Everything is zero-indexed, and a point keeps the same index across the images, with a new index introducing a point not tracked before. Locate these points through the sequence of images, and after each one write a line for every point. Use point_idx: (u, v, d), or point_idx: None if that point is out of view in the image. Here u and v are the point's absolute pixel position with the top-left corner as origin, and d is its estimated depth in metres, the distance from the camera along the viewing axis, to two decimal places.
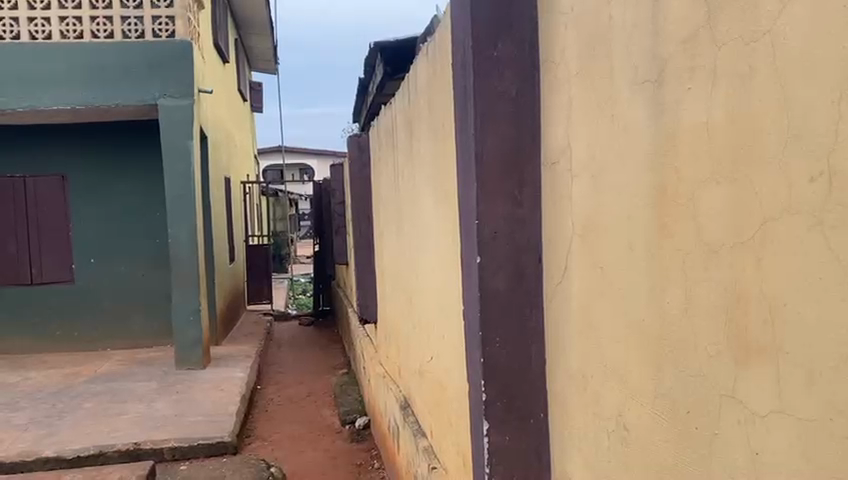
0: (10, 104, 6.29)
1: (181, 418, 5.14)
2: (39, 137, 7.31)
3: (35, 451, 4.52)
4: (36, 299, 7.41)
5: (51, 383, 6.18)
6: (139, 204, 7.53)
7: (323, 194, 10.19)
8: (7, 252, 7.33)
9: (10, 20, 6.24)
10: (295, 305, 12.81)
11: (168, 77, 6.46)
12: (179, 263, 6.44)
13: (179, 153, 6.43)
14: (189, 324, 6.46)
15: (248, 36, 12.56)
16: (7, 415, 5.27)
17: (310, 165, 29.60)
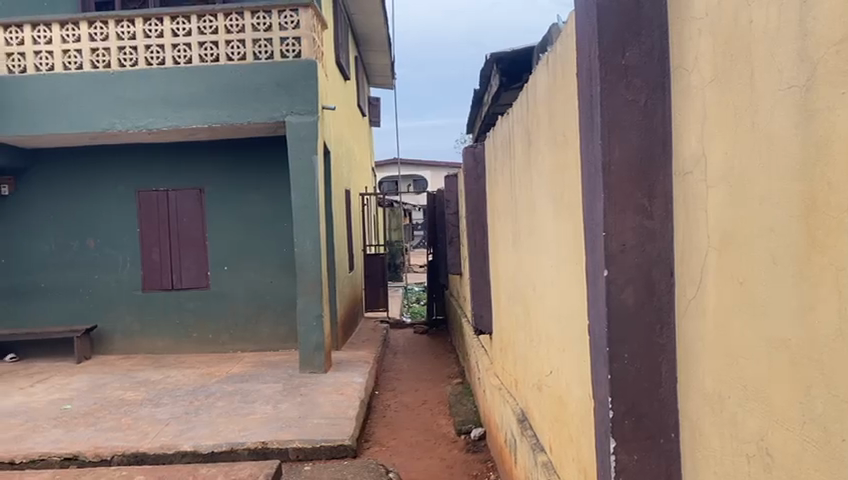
0: (156, 124, 6.89)
1: (304, 419, 5.37)
2: (180, 154, 7.92)
3: (175, 445, 4.90)
4: (176, 303, 8.02)
5: (189, 381, 6.66)
6: (267, 216, 7.97)
7: (437, 204, 10.31)
8: (152, 259, 8.01)
9: (157, 47, 6.85)
10: (410, 313, 13.02)
11: (295, 95, 6.80)
12: (304, 271, 6.77)
13: (303, 167, 6.75)
14: (313, 329, 6.75)
15: (366, 53, 13.00)
16: (151, 410, 5.74)
17: (424, 176, 30.17)
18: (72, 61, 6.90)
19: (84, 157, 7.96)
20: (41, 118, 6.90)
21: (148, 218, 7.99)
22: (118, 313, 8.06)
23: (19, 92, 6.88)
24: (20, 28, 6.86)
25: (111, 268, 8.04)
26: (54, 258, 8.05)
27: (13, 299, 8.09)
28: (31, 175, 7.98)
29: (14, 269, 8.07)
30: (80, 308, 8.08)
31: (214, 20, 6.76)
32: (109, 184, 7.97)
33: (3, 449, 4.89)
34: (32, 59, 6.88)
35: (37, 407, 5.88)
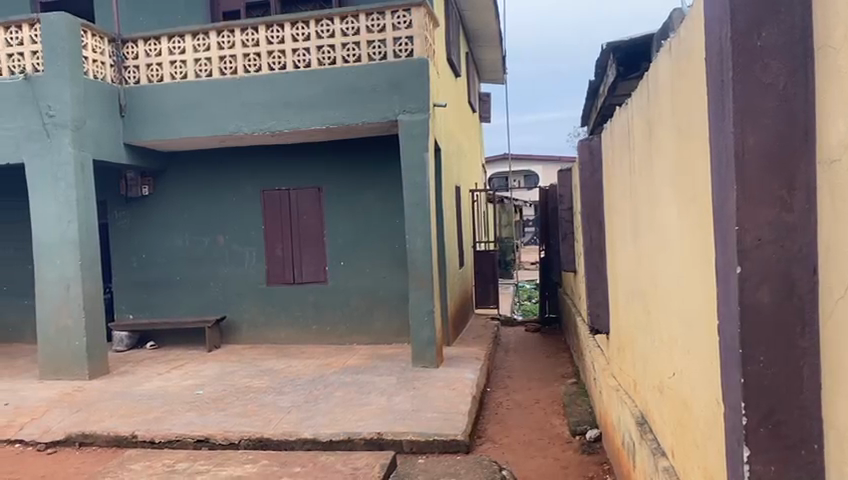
0: (277, 126, 7.22)
1: (418, 413, 5.45)
2: (300, 154, 8.28)
3: (296, 432, 5.13)
4: (296, 296, 8.40)
5: (308, 371, 6.94)
6: (381, 213, 8.16)
7: (550, 200, 10.11)
8: (275, 255, 8.43)
9: (278, 52, 7.19)
10: (522, 311, 12.88)
11: (407, 94, 6.89)
12: (416, 267, 6.87)
13: (416, 164, 6.84)
14: (425, 325, 6.83)
15: (477, 49, 12.96)
16: (275, 398, 6.03)
17: (535, 172, 29.73)
18: (203, 70, 7.38)
19: (214, 157, 8.50)
20: (175, 123, 7.42)
21: (271, 216, 8.42)
22: (244, 305, 8.55)
23: (156, 100, 7.43)
24: (158, 40, 7.46)
25: (237, 263, 8.54)
26: (188, 253, 8.65)
27: (152, 290, 8.77)
28: (168, 176, 8.62)
29: (153, 262, 8.74)
30: (210, 299, 8.64)
31: (331, 23, 7.02)
32: (236, 184, 8.46)
33: (144, 429, 5.34)
34: (168, 68, 7.44)
35: (174, 391, 6.35)
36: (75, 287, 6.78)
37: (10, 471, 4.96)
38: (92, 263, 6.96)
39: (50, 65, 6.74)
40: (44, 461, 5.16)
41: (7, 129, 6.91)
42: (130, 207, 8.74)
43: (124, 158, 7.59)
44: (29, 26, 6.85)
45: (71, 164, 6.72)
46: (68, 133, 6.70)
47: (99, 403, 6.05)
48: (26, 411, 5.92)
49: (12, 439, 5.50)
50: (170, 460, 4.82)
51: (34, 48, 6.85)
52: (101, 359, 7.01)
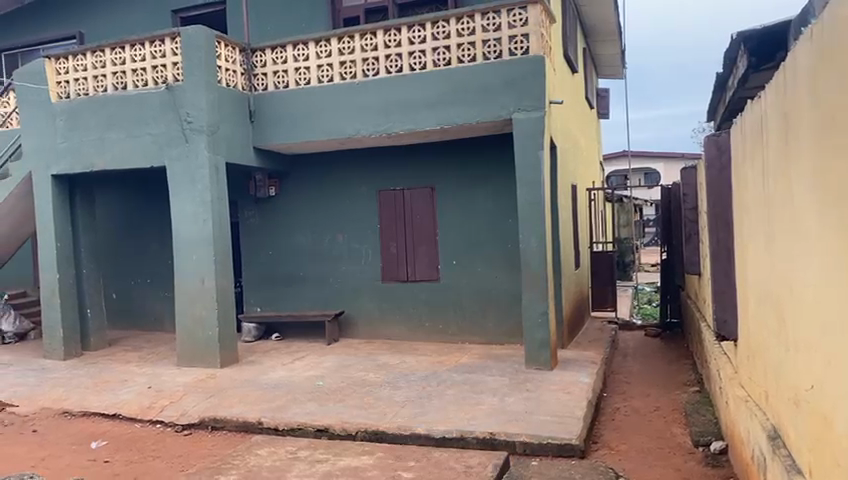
0: (394, 127, 7.39)
1: (531, 415, 5.39)
2: (414, 155, 8.43)
3: (410, 427, 5.24)
4: (410, 294, 8.55)
5: (422, 368, 7.06)
6: (494, 212, 8.13)
7: (672, 199, 9.66)
8: (390, 252, 8.64)
9: (396, 56, 7.36)
10: (641, 314, 12.39)
11: (522, 92, 6.82)
12: (530, 267, 6.80)
13: (531, 163, 6.76)
14: (539, 326, 6.75)
15: (595, 44, 12.58)
16: (390, 392, 6.19)
17: (656, 169, 28.47)
18: (325, 75, 7.69)
19: (333, 159, 8.83)
20: (299, 127, 7.78)
21: (387, 216, 8.64)
22: (360, 301, 8.82)
23: (281, 105, 7.84)
24: (284, 48, 7.87)
25: (355, 260, 8.83)
26: (310, 250, 9.05)
27: (277, 285, 9.26)
28: (292, 177, 9.06)
29: (277, 258, 9.23)
30: (329, 295, 8.99)
31: (447, 25, 7.10)
32: (353, 184, 8.76)
33: (270, 416, 5.67)
34: (293, 75, 7.82)
35: (296, 381, 6.68)
36: (210, 281, 7.28)
37: (152, 449, 5.43)
38: (224, 259, 7.44)
39: (189, 75, 7.28)
40: (181, 441, 5.59)
41: (151, 135, 7.54)
42: (257, 207, 9.28)
43: (253, 160, 8.05)
44: (171, 40, 7.42)
45: (206, 167, 7.24)
46: (204, 138, 7.22)
47: (229, 389, 6.47)
48: (167, 394, 6.44)
49: (154, 419, 6.02)
50: (292, 449, 5.09)
51: (175, 60, 7.41)
52: (232, 349, 7.48)
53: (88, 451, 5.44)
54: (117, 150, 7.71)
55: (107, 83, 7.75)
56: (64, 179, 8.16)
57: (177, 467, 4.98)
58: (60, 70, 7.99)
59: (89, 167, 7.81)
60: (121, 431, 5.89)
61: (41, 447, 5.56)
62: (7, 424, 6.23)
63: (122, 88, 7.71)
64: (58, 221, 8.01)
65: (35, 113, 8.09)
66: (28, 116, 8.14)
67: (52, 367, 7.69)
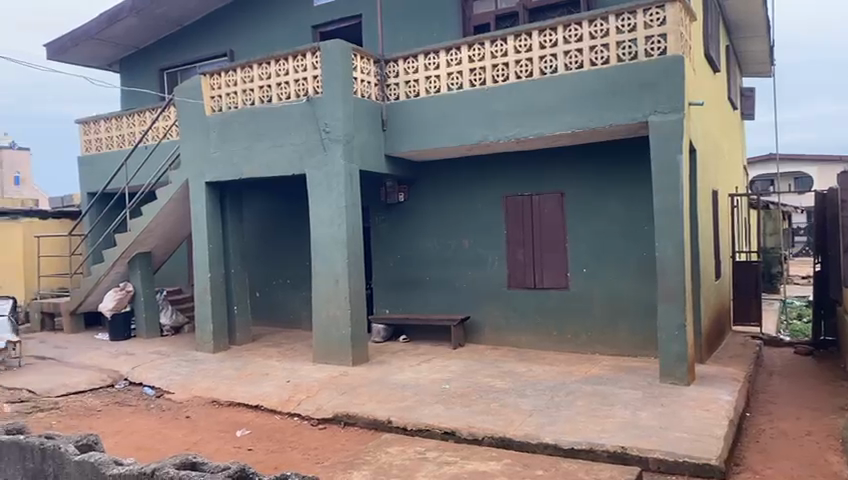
0: (523, 133, 7.35)
1: (666, 431, 5.16)
2: (544, 161, 8.34)
3: (538, 436, 5.18)
4: (538, 301, 8.46)
5: (549, 377, 6.96)
6: (627, 218, 7.86)
7: (828, 206, 8.86)
8: (517, 259, 8.60)
9: (526, 61, 7.33)
10: (790, 331, 11.43)
11: (659, 94, 6.56)
12: (666, 276, 6.52)
13: (668, 168, 6.48)
14: (675, 339, 6.44)
15: (739, 41, 11.82)
16: (517, 399, 6.16)
17: (808, 173, 26.17)
18: (455, 82, 7.80)
19: (462, 165, 8.92)
20: (429, 135, 7.95)
21: (515, 221, 8.60)
22: (487, 307, 8.84)
23: (413, 113, 8.04)
24: (415, 58, 8.07)
25: (482, 265, 8.86)
26: (438, 254, 9.19)
27: (406, 288, 9.48)
28: (421, 183, 9.27)
29: (407, 263, 9.46)
30: (456, 300, 9.09)
31: (579, 28, 6.98)
32: (481, 190, 8.80)
33: (399, 416, 5.82)
34: (424, 83, 8.00)
35: (424, 384, 6.80)
36: (343, 282, 7.60)
37: (290, 440, 5.76)
38: (357, 262, 7.73)
39: (328, 87, 7.66)
40: (316, 435, 5.89)
41: (292, 144, 8.00)
42: (388, 212, 9.57)
43: (385, 167, 8.32)
44: (312, 54, 7.84)
45: (342, 175, 7.58)
46: (341, 146, 7.57)
47: (360, 387, 6.71)
48: (303, 389, 6.79)
49: (292, 412, 6.38)
50: (420, 449, 5.21)
51: (315, 73, 7.83)
52: (363, 349, 7.75)
53: (234, 439, 5.86)
54: (262, 158, 8.26)
55: (255, 96, 8.33)
56: (216, 185, 8.86)
57: (313, 459, 5.24)
58: (214, 86, 8.69)
59: (237, 175, 8.42)
60: (262, 422, 6.29)
61: (193, 432, 6.06)
62: (165, 409, 6.84)
63: (268, 101, 8.25)
64: (210, 225, 8.71)
65: (192, 125, 8.85)
66: (187, 128, 8.92)
67: (203, 359, 8.34)
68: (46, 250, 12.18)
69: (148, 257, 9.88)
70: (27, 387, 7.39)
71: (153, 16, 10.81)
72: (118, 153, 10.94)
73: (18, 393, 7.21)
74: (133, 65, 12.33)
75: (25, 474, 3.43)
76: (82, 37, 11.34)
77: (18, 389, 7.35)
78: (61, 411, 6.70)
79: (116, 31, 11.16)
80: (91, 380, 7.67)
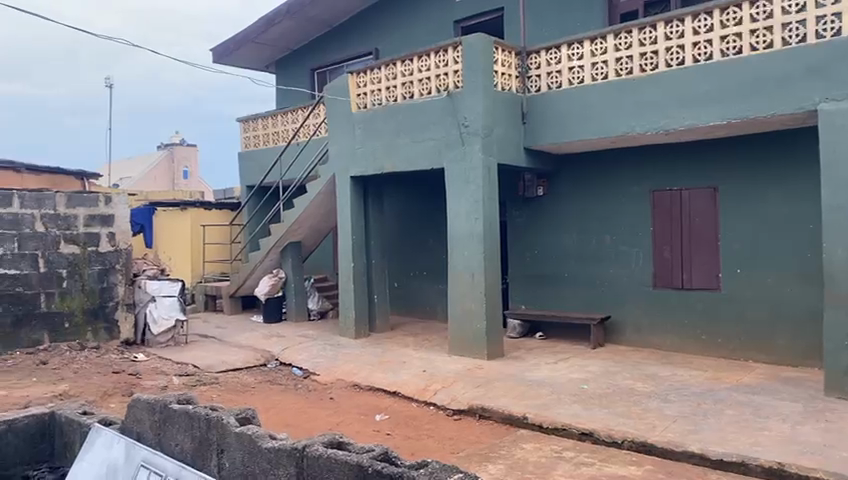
0: (673, 124, 6.97)
1: (831, 449, 4.69)
2: (696, 154, 7.87)
3: (682, 443, 4.92)
4: (685, 302, 8.00)
5: (696, 383, 6.56)
6: (789, 215, 7.23)
7: None
8: (663, 257, 8.18)
9: (677, 48, 6.94)
10: None
11: (831, 79, 5.95)
12: (835, 280, 5.92)
13: (840, 160, 5.87)
14: (844, 350, 5.83)
15: None
16: (660, 404, 5.87)
17: None
18: (599, 72, 7.55)
19: (606, 160, 8.64)
20: (571, 127, 7.76)
21: (661, 218, 8.19)
22: (629, 306, 8.49)
23: (554, 106, 7.89)
24: (558, 49, 7.89)
25: (624, 262, 8.53)
26: (577, 250, 8.97)
27: (544, 284, 9.34)
28: (561, 177, 9.10)
29: (545, 259, 9.31)
30: (595, 298, 8.83)
31: (739, 10, 6.49)
32: (626, 185, 8.47)
33: (534, 412, 5.77)
34: (566, 75, 7.82)
35: (561, 382, 6.67)
36: (479, 276, 7.63)
37: (427, 428, 5.88)
38: (493, 256, 7.73)
39: (468, 81, 7.70)
40: (452, 425, 5.97)
41: (432, 139, 8.14)
42: (527, 207, 9.47)
43: (524, 161, 8.25)
44: (453, 49, 7.92)
45: (480, 169, 7.60)
46: (480, 140, 7.59)
47: (496, 380, 6.72)
48: (440, 378, 6.91)
49: (428, 401, 6.52)
50: (556, 448, 5.13)
51: (456, 68, 7.90)
52: (499, 343, 7.74)
53: (373, 422, 6.09)
54: (403, 153, 8.48)
55: (397, 92, 8.56)
56: (360, 179, 9.23)
57: (448, 448, 5.32)
58: (360, 83, 9.04)
59: (380, 169, 8.71)
60: (400, 408, 6.49)
61: (336, 413, 6.37)
62: (311, 390, 7.24)
63: (410, 97, 8.45)
64: (353, 217, 9.10)
65: (339, 121, 9.27)
66: (334, 125, 9.36)
67: (345, 344, 8.74)
68: (210, 238, 13.35)
69: (297, 246, 10.54)
70: (193, 362, 8.13)
71: (306, 19, 11.45)
72: (273, 149, 11.71)
73: (185, 367, 7.94)
74: (287, 66, 13.15)
75: (193, 441, 3.78)
76: (243, 41, 12.25)
77: (185, 363, 8.10)
78: (220, 385, 7.31)
79: (273, 35, 11.95)
80: (246, 359, 8.29)
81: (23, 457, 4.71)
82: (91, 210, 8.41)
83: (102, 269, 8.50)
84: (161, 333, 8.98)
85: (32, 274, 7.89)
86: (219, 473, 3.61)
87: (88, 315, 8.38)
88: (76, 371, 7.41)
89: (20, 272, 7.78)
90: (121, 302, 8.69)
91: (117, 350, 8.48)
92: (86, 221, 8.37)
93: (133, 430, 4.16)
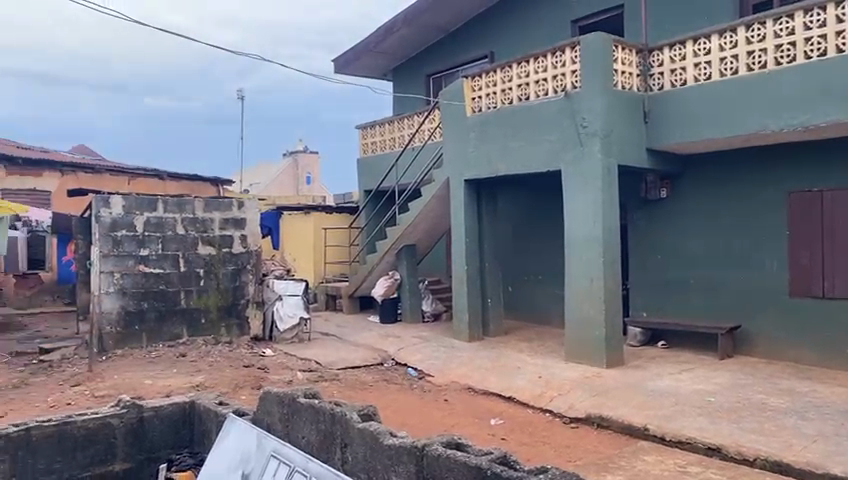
0: (813, 119, 6.46)
1: None
2: (840, 151, 7.25)
3: (822, 465, 4.55)
4: (827, 313, 7.38)
5: (839, 401, 6.03)
6: None
7: None
8: (800, 263, 7.60)
9: (818, 38, 6.43)
10: None
11: None
12: None
13: None
14: None
15: None
16: (798, 421, 5.45)
17: None
18: (728, 67, 7.15)
19: (736, 160, 8.16)
20: (697, 126, 7.39)
21: (798, 221, 7.62)
22: (762, 315, 7.96)
23: (678, 104, 7.56)
24: (683, 44, 7.55)
25: (755, 268, 8.01)
26: (703, 255, 8.53)
27: (666, 290, 8.95)
28: (686, 178, 8.69)
29: (667, 264, 8.93)
30: (723, 306, 8.35)
31: None
32: (759, 186, 7.95)
33: (656, 424, 5.56)
34: (692, 71, 7.47)
35: (685, 393, 6.37)
36: (598, 280, 7.44)
37: (543, 435, 5.81)
38: (613, 260, 7.50)
39: (587, 81, 7.54)
40: (568, 433, 5.87)
41: (548, 141, 8.04)
42: (648, 210, 9.13)
43: (646, 162, 7.95)
44: (570, 49, 7.78)
45: (599, 170, 7.41)
46: (598, 141, 7.40)
47: (615, 389, 6.51)
48: (556, 385, 6.81)
49: (544, 407, 6.44)
50: (681, 462, 4.91)
51: (574, 68, 7.75)
52: (619, 351, 7.50)
53: (489, 426, 6.10)
54: (519, 156, 8.42)
55: (513, 95, 8.52)
56: (475, 183, 9.29)
57: (565, 456, 5.24)
58: (475, 88, 9.09)
59: (495, 172, 8.71)
60: (515, 413, 6.46)
61: (451, 415, 6.44)
62: (426, 391, 7.36)
63: (525, 99, 8.38)
64: (467, 219, 9.17)
65: (455, 125, 9.36)
66: (450, 128, 9.46)
67: (460, 347, 8.79)
68: (332, 240, 13.89)
69: (413, 248, 10.75)
70: (315, 359, 8.49)
71: (423, 25, 11.67)
72: (390, 154, 12.00)
73: (308, 363, 8.30)
74: (403, 74, 13.47)
75: (318, 434, 3.96)
76: (363, 51, 12.69)
77: (308, 359, 8.47)
78: (341, 382, 7.58)
79: (391, 43, 12.28)
80: (365, 358, 8.55)
81: (167, 441, 5.12)
82: (225, 213, 9.00)
83: (234, 269, 9.08)
84: (287, 329, 9.54)
85: (173, 272, 8.54)
86: (343, 467, 3.76)
87: (222, 311, 8.98)
88: (211, 363, 7.97)
89: (163, 271, 8.47)
90: (251, 300, 9.25)
91: (248, 345, 9.02)
92: (221, 224, 8.97)
93: (265, 421, 4.41)
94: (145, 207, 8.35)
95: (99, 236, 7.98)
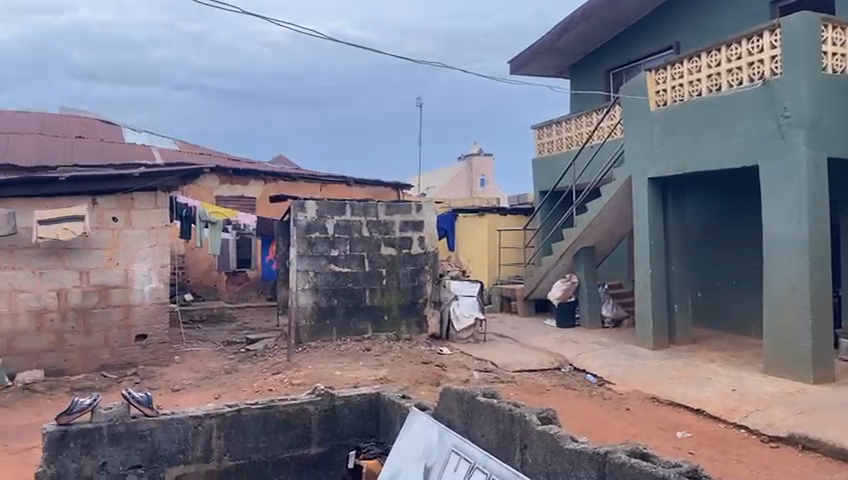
0: None
1: None
2: None
3: None
4: None
5: None
6: None
7: None
8: None
9: None
10: None
11: None
12: None
13: None
14: None
15: None
16: None
17: None
18: None
19: None
20: None
21: None
22: None
23: None
24: None
25: None
26: None
27: None
28: None
29: None
30: None
31: None
32: None
33: None
34: None
35: None
36: (803, 287, 6.72)
37: (737, 452, 5.36)
38: (822, 264, 6.74)
39: (789, 67, 6.84)
40: (767, 452, 5.37)
41: (743, 134, 7.41)
42: None
43: None
44: (769, 32, 7.10)
45: (804, 165, 6.70)
46: (803, 132, 6.69)
47: (825, 408, 5.83)
48: (753, 400, 6.25)
49: (739, 423, 5.94)
50: None
51: (773, 53, 7.07)
52: (829, 366, 6.71)
53: (675, 438, 5.76)
54: (708, 151, 7.86)
55: (702, 86, 7.96)
56: (659, 182, 8.83)
57: None
58: (659, 81, 8.61)
59: (682, 169, 8.21)
60: (705, 427, 6.03)
61: (632, 424, 6.17)
62: (606, 398, 7.12)
63: (716, 90, 7.79)
64: (652, 220, 8.74)
65: (637, 121, 8.95)
66: (632, 125, 9.08)
67: (642, 354, 8.40)
68: (506, 242, 13.93)
69: (591, 250, 10.46)
70: (491, 360, 8.58)
71: (602, 21, 11.34)
72: (567, 154, 11.79)
73: (484, 364, 8.41)
74: (581, 71, 13.18)
75: (497, 434, 4.00)
76: (539, 50, 12.60)
77: (484, 360, 8.59)
78: (517, 384, 7.59)
79: (568, 41, 12.08)
80: (541, 361, 8.48)
81: (355, 429, 5.49)
82: (405, 217, 9.41)
83: (414, 269, 9.47)
84: (463, 329, 9.76)
85: (360, 272, 9.10)
86: (523, 468, 3.76)
87: (403, 309, 9.40)
88: (394, 358, 8.39)
89: (351, 270, 9.05)
90: (429, 299, 9.60)
91: (426, 342, 9.36)
92: (401, 227, 9.39)
93: (445, 417, 4.55)
94: (335, 211, 8.98)
95: (297, 239, 8.71)
